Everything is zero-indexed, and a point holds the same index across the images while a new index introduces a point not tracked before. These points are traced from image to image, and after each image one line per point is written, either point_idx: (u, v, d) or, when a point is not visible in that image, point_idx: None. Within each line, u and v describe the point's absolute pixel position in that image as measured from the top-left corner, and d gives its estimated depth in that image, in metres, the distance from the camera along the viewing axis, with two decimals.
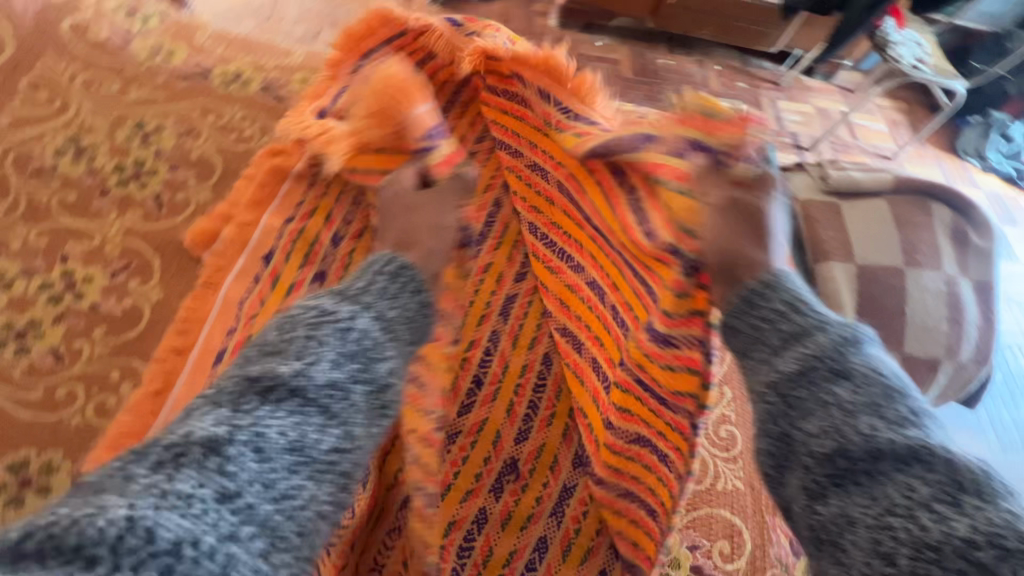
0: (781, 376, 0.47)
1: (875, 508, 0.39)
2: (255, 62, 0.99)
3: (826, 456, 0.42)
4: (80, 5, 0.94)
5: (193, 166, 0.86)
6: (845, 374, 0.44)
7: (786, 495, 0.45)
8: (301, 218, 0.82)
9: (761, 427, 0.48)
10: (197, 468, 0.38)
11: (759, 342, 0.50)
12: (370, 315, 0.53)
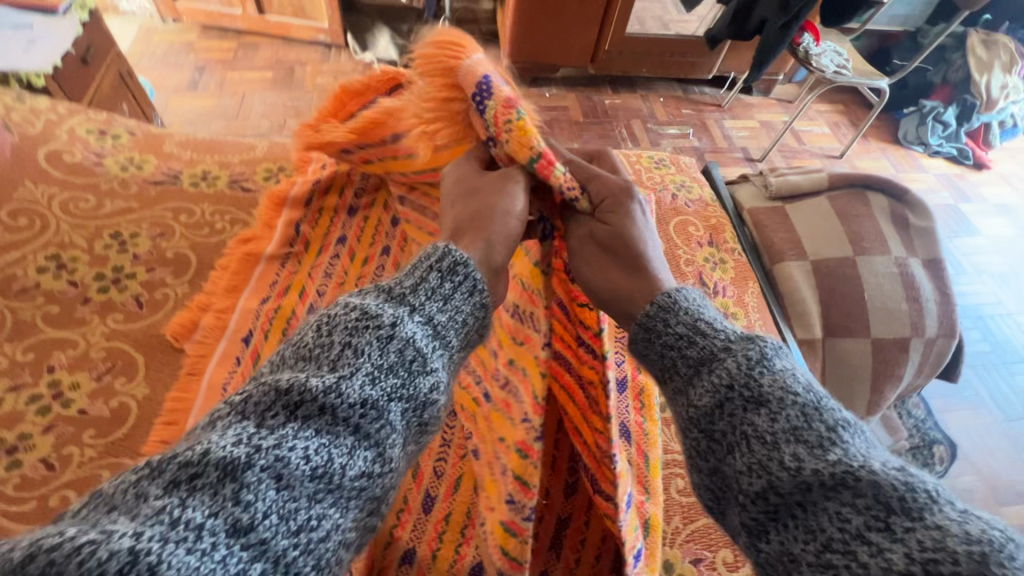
0: (698, 410, 0.43)
1: (813, 542, 0.35)
2: (220, 162, 1.08)
3: (757, 494, 0.38)
4: (54, 135, 1.02)
5: (170, 265, 0.91)
6: (757, 402, 0.40)
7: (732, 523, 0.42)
8: (276, 296, 0.90)
9: (693, 462, 0.45)
10: (188, 482, 0.31)
11: (675, 372, 0.48)
12: (419, 320, 0.45)
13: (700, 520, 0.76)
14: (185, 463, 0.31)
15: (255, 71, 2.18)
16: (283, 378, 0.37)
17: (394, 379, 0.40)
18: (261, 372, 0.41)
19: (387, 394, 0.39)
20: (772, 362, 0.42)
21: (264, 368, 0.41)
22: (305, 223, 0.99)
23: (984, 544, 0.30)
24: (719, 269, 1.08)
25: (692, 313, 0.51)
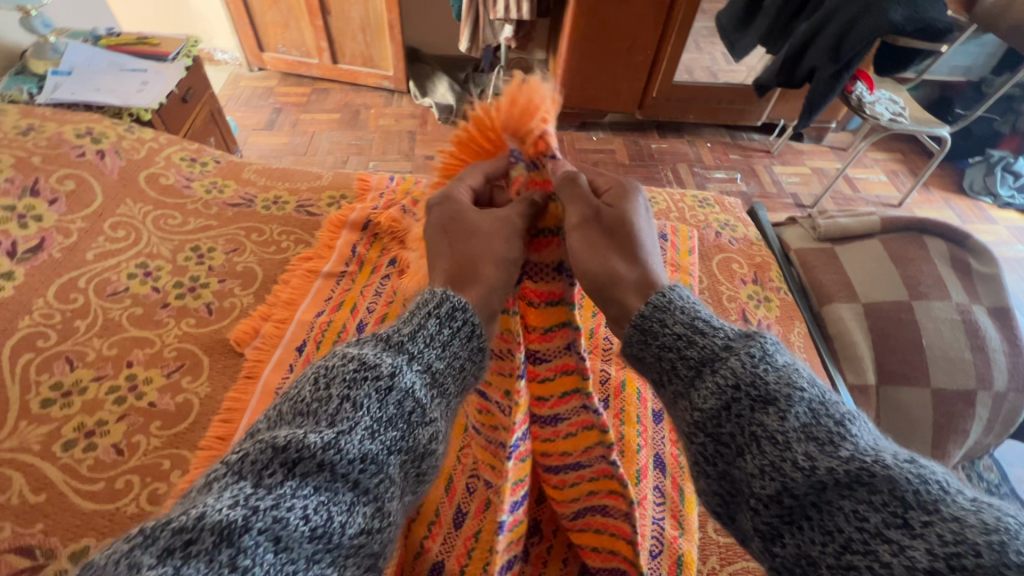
0: (701, 412, 0.40)
1: (832, 544, 0.34)
2: (291, 189, 1.18)
3: (771, 498, 0.36)
4: (154, 161, 1.16)
5: (239, 277, 1.00)
6: (765, 403, 0.38)
7: (740, 526, 0.40)
8: (329, 311, 0.97)
9: (699, 468, 0.41)
10: (191, 551, 0.29)
11: (670, 373, 0.44)
12: (416, 368, 0.43)
13: (739, 562, 0.72)
14: (190, 523, 0.30)
15: (326, 113, 2.39)
16: (278, 433, 0.35)
17: (393, 429, 0.39)
18: (255, 428, 0.39)
19: (383, 450, 0.38)
20: (773, 359, 0.40)
21: (258, 424, 0.39)
22: (361, 244, 1.08)
23: (1001, 533, 0.30)
24: (763, 307, 1.06)
25: (688, 308, 0.47)
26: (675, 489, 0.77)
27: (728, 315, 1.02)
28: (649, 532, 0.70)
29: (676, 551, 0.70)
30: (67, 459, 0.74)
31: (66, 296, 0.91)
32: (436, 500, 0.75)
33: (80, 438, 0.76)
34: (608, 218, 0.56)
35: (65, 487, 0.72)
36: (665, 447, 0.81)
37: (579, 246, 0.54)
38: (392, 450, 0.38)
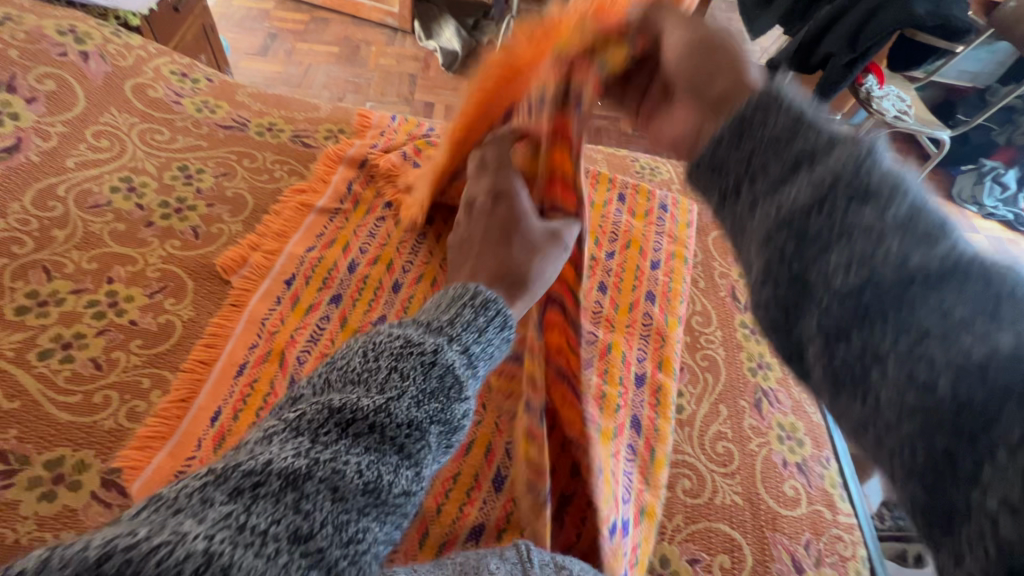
0: (793, 207, 0.36)
1: (906, 337, 0.30)
2: (287, 116, 1.13)
3: (850, 289, 0.33)
4: (142, 70, 1.09)
5: (228, 203, 0.97)
6: (865, 199, 0.34)
7: (796, 339, 0.36)
8: (321, 247, 0.94)
9: (766, 273, 0.37)
10: (260, 495, 0.31)
11: (756, 175, 0.39)
12: (457, 349, 0.45)
13: (702, 522, 0.76)
14: (267, 468, 0.32)
15: (324, 44, 2.27)
16: (333, 396, 0.38)
17: (439, 395, 0.41)
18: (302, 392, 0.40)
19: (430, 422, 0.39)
20: (881, 160, 0.35)
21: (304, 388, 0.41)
22: (357, 182, 1.05)
23: None
24: None
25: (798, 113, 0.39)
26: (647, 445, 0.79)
27: (718, 292, 1.03)
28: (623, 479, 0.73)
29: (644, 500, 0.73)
30: (42, 369, 0.73)
31: (44, 203, 0.87)
32: None
33: (57, 348, 0.75)
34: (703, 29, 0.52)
35: (39, 396, 0.70)
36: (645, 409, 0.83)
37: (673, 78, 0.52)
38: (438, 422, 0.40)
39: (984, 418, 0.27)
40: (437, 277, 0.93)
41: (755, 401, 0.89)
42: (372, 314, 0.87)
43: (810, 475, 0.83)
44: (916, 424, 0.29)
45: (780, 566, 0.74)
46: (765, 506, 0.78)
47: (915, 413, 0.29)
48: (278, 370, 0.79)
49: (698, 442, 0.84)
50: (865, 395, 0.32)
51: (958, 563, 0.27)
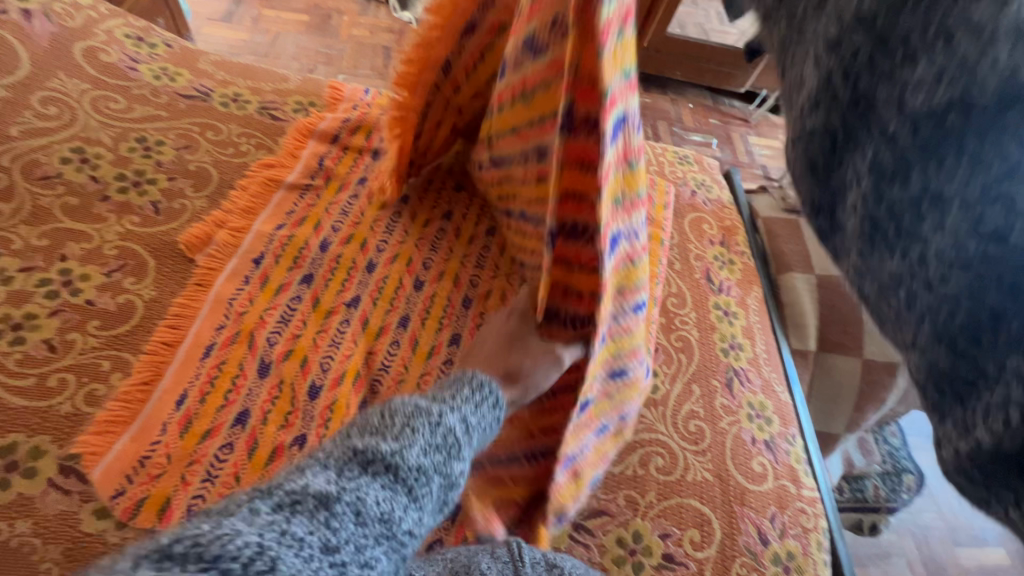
0: (919, 79, 0.35)
1: (985, 179, 0.32)
2: (253, 87, 1.08)
3: (925, 117, 0.35)
4: (93, 32, 1.02)
5: (191, 177, 0.92)
6: (956, 49, 0.33)
7: (843, 173, 0.41)
8: (291, 225, 0.91)
9: (818, 106, 0.42)
10: (303, 509, 0.39)
11: (846, 20, 0.39)
12: (458, 419, 0.53)
13: (673, 498, 0.78)
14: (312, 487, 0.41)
15: (293, 12, 2.16)
16: (356, 441, 0.47)
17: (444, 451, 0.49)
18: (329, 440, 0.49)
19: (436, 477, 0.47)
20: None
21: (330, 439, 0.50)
22: (329, 158, 1.01)
23: None
24: (726, 268, 1.08)
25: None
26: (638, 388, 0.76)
27: (693, 274, 1.04)
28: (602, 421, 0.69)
29: (621, 429, 0.70)
30: None
31: None
32: None
33: (6, 329, 0.71)
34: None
35: None
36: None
37: None
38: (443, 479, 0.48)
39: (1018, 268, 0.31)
40: (412, 257, 0.91)
41: (726, 381, 0.91)
42: (345, 294, 0.85)
43: (777, 451, 0.86)
44: (967, 277, 0.33)
45: (747, 539, 0.77)
46: (734, 482, 0.81)
47: (970, 267, 0.33)
48: (247, 352, 0.76)
49: (671, 421, 0.85)
50: (917, 242, 0.35)
51: (965, 434, 0.34)
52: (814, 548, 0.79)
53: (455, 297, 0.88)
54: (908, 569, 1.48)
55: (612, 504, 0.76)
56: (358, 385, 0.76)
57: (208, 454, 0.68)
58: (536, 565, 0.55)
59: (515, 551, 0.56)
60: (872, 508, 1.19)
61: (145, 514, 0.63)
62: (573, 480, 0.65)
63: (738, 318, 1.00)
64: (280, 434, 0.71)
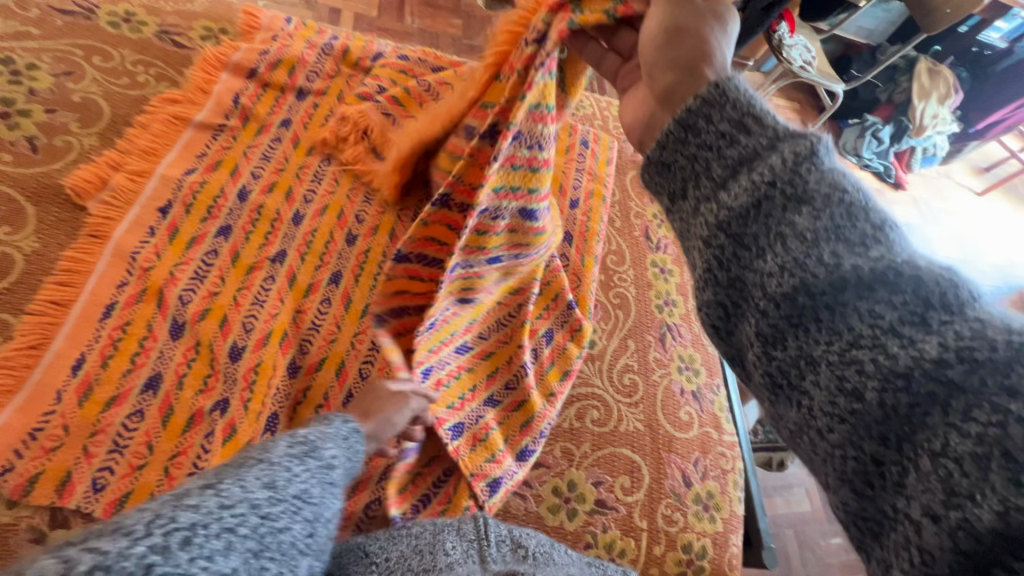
0: (727, 212, 0.33)
1: (838, 342, 0.27)
2: (150, 6, 0.93)
3: (783, 296, 0.29)
4: None
5: (75, 110, 0.79)
6: (799, 203, 0.31)
7: (736, 344, 0.33)
8: (203, 170, 0.81)
9: (706, 276, 0.34)
10: (183, 493, 0.38)
11: (699, 176, 0.35)
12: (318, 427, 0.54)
13: (607, 448, 0.81)
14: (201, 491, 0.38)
15: None
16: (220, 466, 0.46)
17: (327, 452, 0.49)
18: None
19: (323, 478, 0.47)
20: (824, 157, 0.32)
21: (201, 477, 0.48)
22: (246, 95, 0.90)
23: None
24: (664, 226, 1.09)
25: (745, 96, 0.37)
26: (550, 356, 0.82)
27: (633, 232, 1.05)
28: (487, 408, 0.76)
29: (521, 398, 0.77)
30: None
31: None
32: (330, 375, 0.71)
33: None
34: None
35: None
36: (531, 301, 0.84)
37: (631, 99, 0.49)
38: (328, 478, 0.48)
39: (910, 428, 0.25)
40: (344, 209, 0.85)
41: (659, 336, 0.94)
42: (268, 250, 0.78)
43: (702, 401, 0.91)
44: (847, 431, 0.27)
45: (672, 482, 0.82)
46: (663, 431, 0.85)
47: (845, 420, 0.27)
48: (157, 312, 0.69)
49: (607, 375, 0.87)
50: (800, 397, 0.29)
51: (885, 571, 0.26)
52: (731, 486, 0.86)
53: (390, 252, 0.83)
54: (806, 497, 1.68)
55: (548, 456, 0.78)
56: (286, 346, 0.71)
57: (114, 423, 0.62)
58: (501, 544, 0.56)
59: (479, 528, 0.57)
60: (781, 447, 1.30)
61: (40, 491, 0.57)
62: (473, 443, 0.72)
63: (673, 275, 1.03)
64: (198, 400, 0.66)
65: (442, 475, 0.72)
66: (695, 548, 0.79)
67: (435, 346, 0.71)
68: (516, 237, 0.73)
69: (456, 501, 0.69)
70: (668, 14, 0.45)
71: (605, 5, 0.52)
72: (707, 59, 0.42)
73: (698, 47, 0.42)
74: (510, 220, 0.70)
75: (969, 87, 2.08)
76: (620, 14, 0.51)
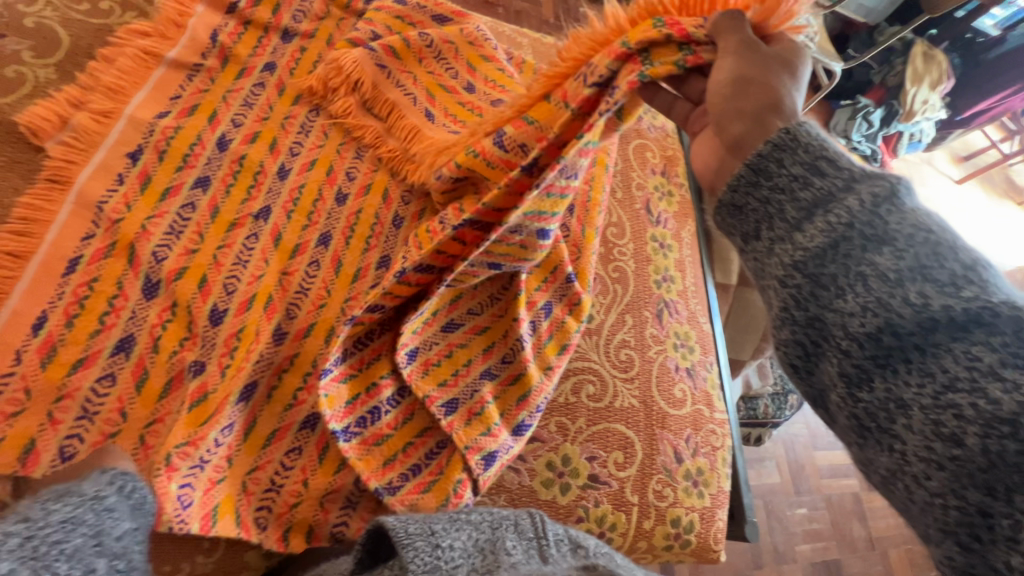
0: (804, 252, 0.40)
1: (930, 385, 0.35)
2: None
3: (867, 336, 0.37)
4: None
5: (28, 37, 0.71)
6: (878, 243, 0.38)
7: (817, 382, 0.40)
8: (177, 114, 0.74)
9: (784, 314, 0.41)
10: None
11: (773, 217, 0.43)
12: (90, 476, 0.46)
13: (601, 424, 0.80)
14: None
15: None
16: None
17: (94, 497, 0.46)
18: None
19: (89, 538, 0.43)
20: (900, 197, 0.39)
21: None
22: (225, 32, 0.82)
23: None
24: (665, 200, 1.06)
25: (815, 141, 0.44)
26: (549, 330, 0.79)
27: (633, 204, 1.01)
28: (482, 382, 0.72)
29: (518, 371, 0.74)
30: None
31: None
32: (319, 342, 0.67)
33: None
34: (768, 49, 0.50)
35: None
36: (528, 273, 0.80)
37: (699, 145, 0.53)
38: (101, 536, 0.44)
39: (1020, 479, 0.31)
40: (334, 165, 0.79)
41: (656, 312, 0.93)
42: (251, 207, 0.72)
43: (695, 378, 0.91)
44: (947, 477, 0.34)
45: (664, 459, 0.82)
46: (657, 408, 0.84)
47: (944, 467, 0.34)
48: (127, 268, 0.63)
49: (604, 350, 0.85)
50: (891, 440, 0.36)
51: None
52: (719, 463, 0.87)
53: (385, 212, 0.78)
54: (776, 470, 1.74)
55: (543, 431, 0.77)
56: (271, 310, 0.66)
57: (82, 388, 0.57)
58: (561, 544, 0.49)
59: (538, 525, 0.50)
60: (760, 422, 1.32)
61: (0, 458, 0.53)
62: (467, 419, 0.69)
63: (672, 250, 1.01)
64: (176, 364, 0.61)
65: (435, 446, 0.68)
66: (683, 522, 0.80)
67: (419, 327, 0.70)
68: (524, 250, 0.71)
69: (449, 473, 0.66)
70: (737, 65, 0.49)
71: (675, 56, 0.54)
72: (776, 108, 0.47)
73: (768, 97, 0.47)
74: (524, 237, 0.69)
75: (959, 73, 2.06)
76: (690, 64, 0.53)
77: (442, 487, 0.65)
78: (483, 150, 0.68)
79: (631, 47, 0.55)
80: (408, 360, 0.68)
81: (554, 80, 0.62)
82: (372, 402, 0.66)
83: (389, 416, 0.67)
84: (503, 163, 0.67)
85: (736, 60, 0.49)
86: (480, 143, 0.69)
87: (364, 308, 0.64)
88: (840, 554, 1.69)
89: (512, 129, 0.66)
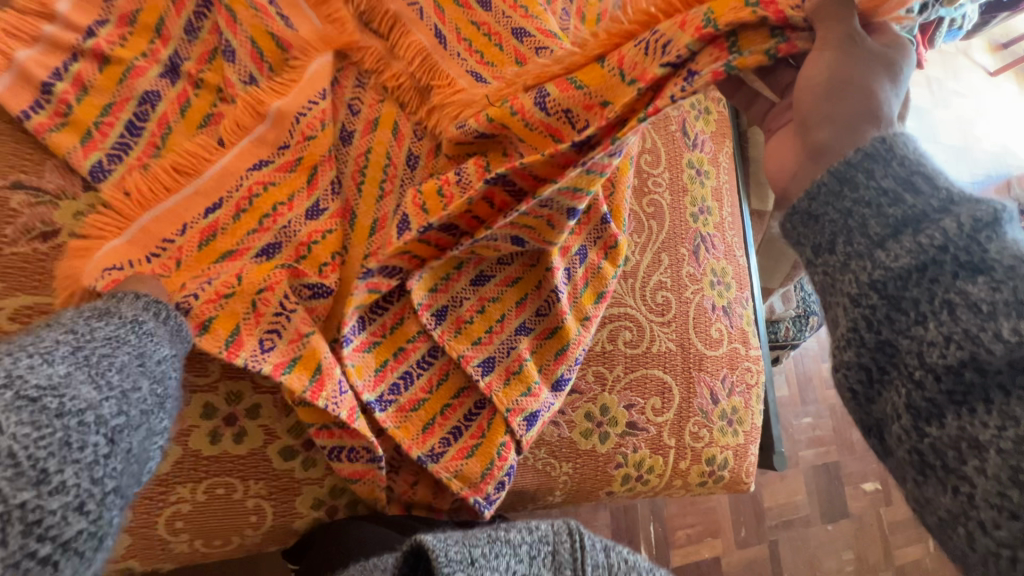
0: (884, 271, 0.37)
1: (1012, 429, 0.32)
2: None
3: (947, 368, 0.34)
4: None
5: None
6: (972, 271, 0.34)
7: (874, 411, 0.38)
8: (142, 38, 0.61)
9: (850, 334, 0.38)
10: None
11: (853, 230, 0.39)
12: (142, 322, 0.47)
13: (640, 370, 0.77)
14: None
15: None
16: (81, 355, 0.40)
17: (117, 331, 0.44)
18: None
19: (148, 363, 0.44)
20: (1003, 226, 0.35)
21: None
22: None
23: None
24: (702, 119, 0.95)
25: (914, 154, 0.40)
26: (584, 278, 0.74)
27: (668, 126, 0.91)
28: (516, 340, 0.68)
29: (554, 325, 0.70)
30: None
31: None
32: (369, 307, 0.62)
33: None
34: (871, 45, 0.44)
35: None
36: None
37: (774, 147, 0.48)
38: (144, 358, 0.43)
39: None
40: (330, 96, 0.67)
41: (693, 249, 0.86)
42: None
43: (731, 315, 0.87)
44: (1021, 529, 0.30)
45: (701, 401, 0.80)
46: (693, 350, 0.81)
47: (1018, 516, 0.31)
48: None
49: (640, 294, 0.80)
50: (958, 482, 0.33)
51: None
52: (754, 400, 0.86)
53: (397, 151, 0.66)
54: (785, 383, 1.78)
55: (581, 382, 0.74)
56: None
57: None
58: None
59: (576, 554, 0.48)
60: (781, 345, 1.26)
61: None
62: (506, 378, 0.66)
63: (709, 178, 0.92)
64: None
65: (473, 407, 0.65)
66: (718, 460, 0.81)
67: (437, 286, 0.65)
68: (550, 229, 0.62)
69: (491, 437, 0.64)
70: (835, 60, 0.43)
71: (766, 44, 0.45)
72: (871, 116, 0.43)
73: (867, 104, 0.43)
74: (553, 214, 0.60)
75: None
76: (781, 54, 0.45)
77: (485, 451, 0.63)
78: (521, 108, 0.56)
79: (718, 28, 0.45)
80: (436, 324, 0.64)
81: (615, 41, 0.52)
82: (402, 367, 0.63)
83: (422, 379, 0.63)
84: (545, 129, 0.56)
85: (835, 55, 0.43)
86: (519, 99, 0.57)
87: (378, 265, 0.59)
88: (839, 456, 1.77)
89: (555, 90, 0.54)
